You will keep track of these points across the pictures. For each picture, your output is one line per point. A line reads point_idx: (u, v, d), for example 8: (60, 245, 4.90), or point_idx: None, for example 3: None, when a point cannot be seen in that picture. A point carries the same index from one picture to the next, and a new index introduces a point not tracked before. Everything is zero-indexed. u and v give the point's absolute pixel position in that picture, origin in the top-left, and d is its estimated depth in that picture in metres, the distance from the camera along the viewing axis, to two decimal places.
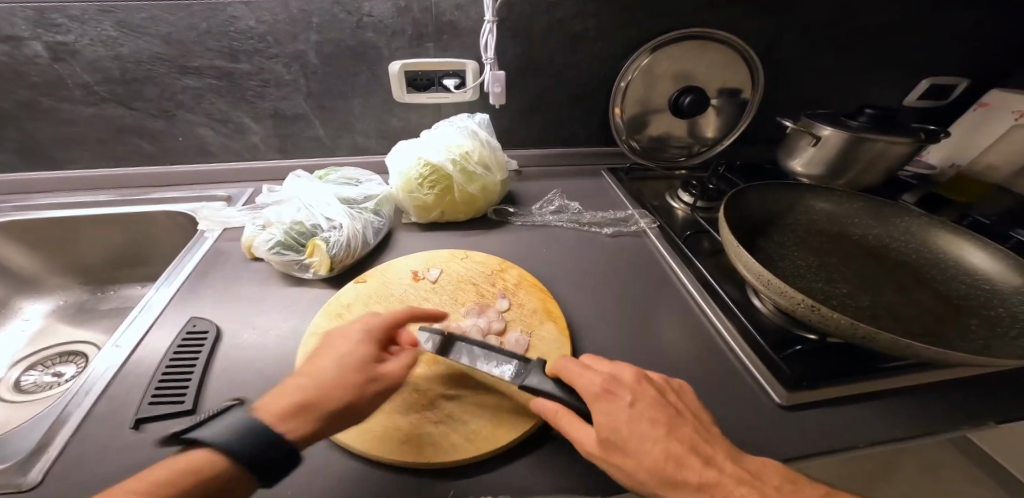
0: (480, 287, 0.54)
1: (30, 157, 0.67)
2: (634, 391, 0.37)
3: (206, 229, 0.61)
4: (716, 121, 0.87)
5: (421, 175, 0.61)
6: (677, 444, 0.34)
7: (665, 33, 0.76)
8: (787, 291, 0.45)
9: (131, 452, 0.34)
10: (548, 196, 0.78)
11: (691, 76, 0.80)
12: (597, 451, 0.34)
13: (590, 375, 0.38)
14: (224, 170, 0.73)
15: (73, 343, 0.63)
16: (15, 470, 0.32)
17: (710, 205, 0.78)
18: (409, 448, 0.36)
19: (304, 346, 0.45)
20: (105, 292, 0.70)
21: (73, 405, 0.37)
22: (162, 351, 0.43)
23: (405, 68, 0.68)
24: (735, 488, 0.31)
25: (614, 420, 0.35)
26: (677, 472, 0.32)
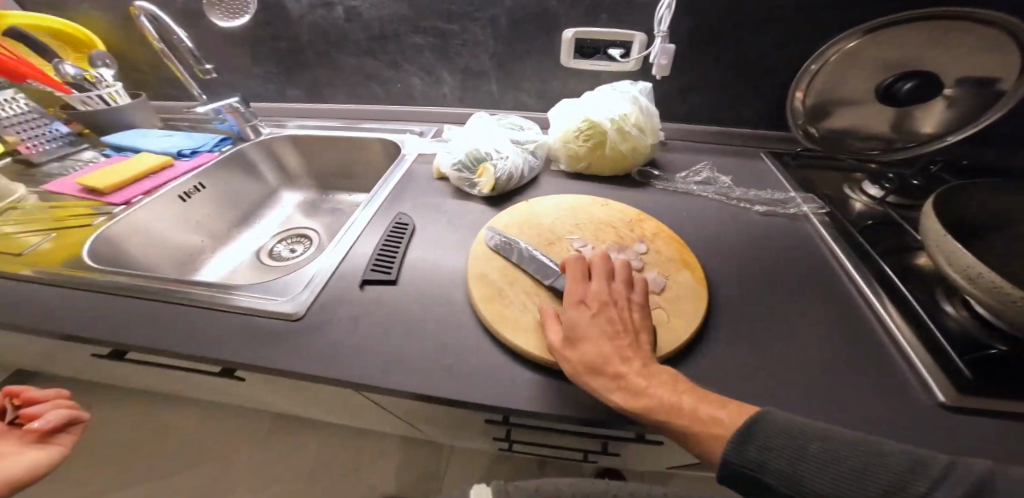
0: (621, 231, 0.58)
1: (309, 94, 0.95)
2: (615, 312, 0.41)
3: (407, 153, 0.78)
4: (943, 114, 0.68)
5: (580, 129, 0.67)
6: (620, 348, 0.38)
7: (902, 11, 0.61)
8: (999, 286, 0.39)
9: (359, 303, 0.49)
10: (696, 167, 0.78)
11: (921, 61, 0.63)
12: (555, 346, 0.40)
13: (578, 289, 0.44)
14: (420, 112, 0.91)
15: (304, 229, 0.90)
16: (287, 302, 0.49)
17: (905, 205, 0.67)
18: (553, 351, 0.42)
19: (474, 252, 0.53)
20: (326, 196, 0.96)
21: (321, 265, 0.54)
22: (371, 244, 0.58)
23: (577, 35, 0.74)
24: (643, 384, 0.35)
25: (576, 319, 0.41)
26: (605, 365, 0.37)
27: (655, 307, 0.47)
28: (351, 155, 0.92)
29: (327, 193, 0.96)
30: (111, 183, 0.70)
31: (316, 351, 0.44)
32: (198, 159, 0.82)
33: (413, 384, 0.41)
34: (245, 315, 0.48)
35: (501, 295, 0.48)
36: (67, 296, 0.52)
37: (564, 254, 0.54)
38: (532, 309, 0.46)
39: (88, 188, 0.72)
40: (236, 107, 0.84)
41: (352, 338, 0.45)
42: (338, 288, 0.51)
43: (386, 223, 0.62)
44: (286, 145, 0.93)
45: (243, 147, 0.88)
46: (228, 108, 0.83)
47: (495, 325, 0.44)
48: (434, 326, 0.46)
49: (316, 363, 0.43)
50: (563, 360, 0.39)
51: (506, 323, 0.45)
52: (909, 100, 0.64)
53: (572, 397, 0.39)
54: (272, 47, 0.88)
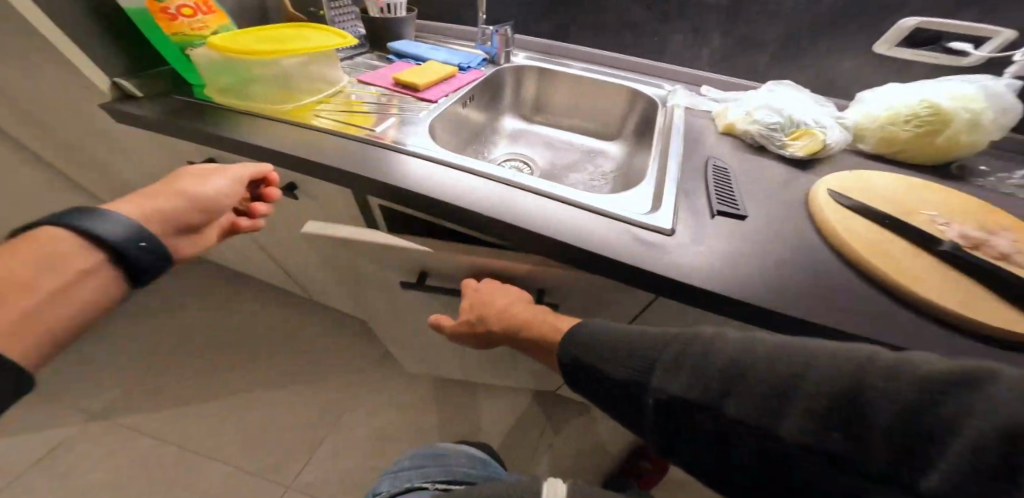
0: (981, 217, 0.55)
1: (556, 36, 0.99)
2: (914, 253, 0.49)
3: (674, 104, 0.81)
4: None
5: (917, 113, 0.63)
6: (962, 285, 0.45)
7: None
8: None
9: (720, 229, 0.54)
10: (1014, 172, 0.69)
11: None
12: (907, 284, 0.45)
13: (870, 234, 0.52)
14: (670, 70, 0.91)
15: (525, 155, 0.98)
16: (651, 217, 0.55)
17: None
18: (973, 310, 0.43)
19: (829, 211, 0.55)
20: (530, 126, 1.02)
21: (665, 193, 0.59)
22: (699, 180, 0.63)
23: (918, 25, 0.70)
24: (1004, 310, 0.43)
25: (906, 260, 0.48)
26: (963, 296, 0.44)
27: None
28: (592, 99, 0.95)
29: (530, 123, 1.02)
30: (427, 80, 0.82)
31: (709, 270, 0.48)
32: (472, 74, 0.91)
33: (824, 318, 0.43)
34: (619, 222, 0.54)
35: (886, 254, 0.49)
36: (443, 174, 0.61)
37: (931, 226, 0.53)
38: (929, 271, 0.47)
39: (401, 85, 0.83)
40: (506, 31, 0.92)
41: (733, 255, 0.50)
42: (693, 218, 0.56)
43: (698, 165, 0.66)
44: (534, 77, 0.99)
45: (500, 69, 0.95)
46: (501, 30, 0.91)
47: (900, 279, 0.45)
48: (813, 271, 0.49)
49: (716, 278, 0.47)
50: (919, 293, 0.44)
51: (909, 278, 0.46)
52: None
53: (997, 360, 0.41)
54: None
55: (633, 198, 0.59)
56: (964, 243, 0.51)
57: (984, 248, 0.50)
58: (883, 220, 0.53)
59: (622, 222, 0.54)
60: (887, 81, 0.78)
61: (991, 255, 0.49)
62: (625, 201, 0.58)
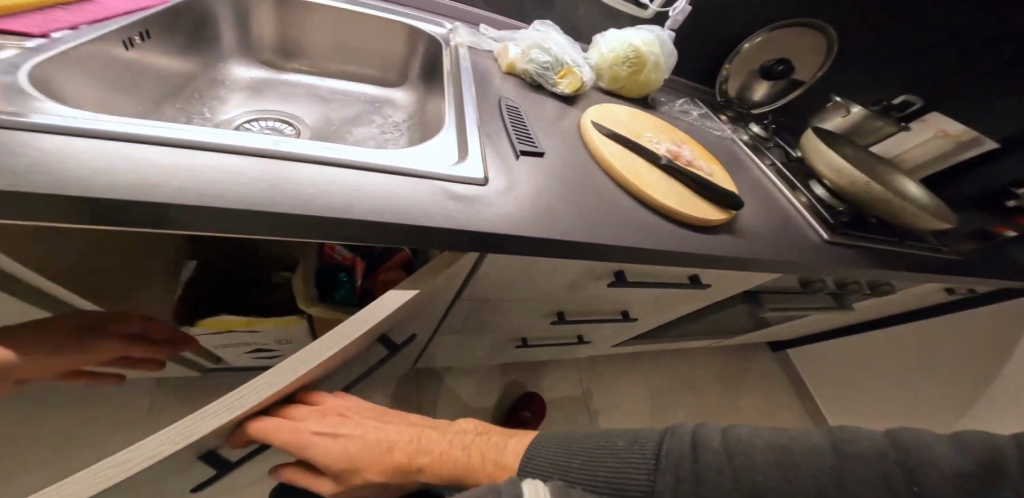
0: (673, 132, 0.76)
1: None
2: (663, 170, 0.64)
3: (457, 43, 0.78)
4: (771, 89, 1.06)
5: (627, 56, 0.80)
6: (692, 191, 0.64)
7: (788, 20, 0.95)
8: (852, 174, 0.76)
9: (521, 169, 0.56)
10: (677, 101, 0.95)
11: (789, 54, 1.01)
12: (679, 208, 0.60)
13: (642, 167, 0.63)
14: (443, 3, 0.87)
15: (285, 113, 0.81)
16: (463, 169, 0.51)
17: (767, 135, 0.98)
18: (685, 206, 0.60)
19: (595, 140, 0.65)
20: (279, 76, 0.86)
21: (467, 142, 0.56)
22: (499, 122, 0.63)
23: None
24: (716, 204, 0.64)
25: (666, 186, 0.62)
26: (699, 203, 0.62)
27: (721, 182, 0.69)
28: (357, 34, 0.83)
29: (279, 72, 0.86)
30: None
31: (523, 212, 0.50)
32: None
33: (595, 235, 0.52)
34: (425, 178, 0.48)
35: (634, 172, 0.61)
36: (155, 150, 0.39)
37: (651, 145, 0.69)
38: (655, 178, 0.62)
39: None
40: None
41: (539, 196, 0.53)
42: (493, 163, 0.56)
43: (490, 108, 0.66)
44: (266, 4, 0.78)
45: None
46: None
47: (643, 192, 0.59)
48: (589, 195, 0.58)
49: (530, 221, 0.49)
50: (686, 214, 0.60)
51: (647, 186, 0.60)
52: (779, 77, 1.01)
53: (685, 236, 0.59)
54: None
55: (440, 148, 0.54)
56: (671, 155, 0.69)
57: (680, 157, 0.70)
58: (620, 142, 0.66)
59: (428, 179, 0.48)
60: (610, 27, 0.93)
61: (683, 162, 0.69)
62: (422, 155, 0.52)
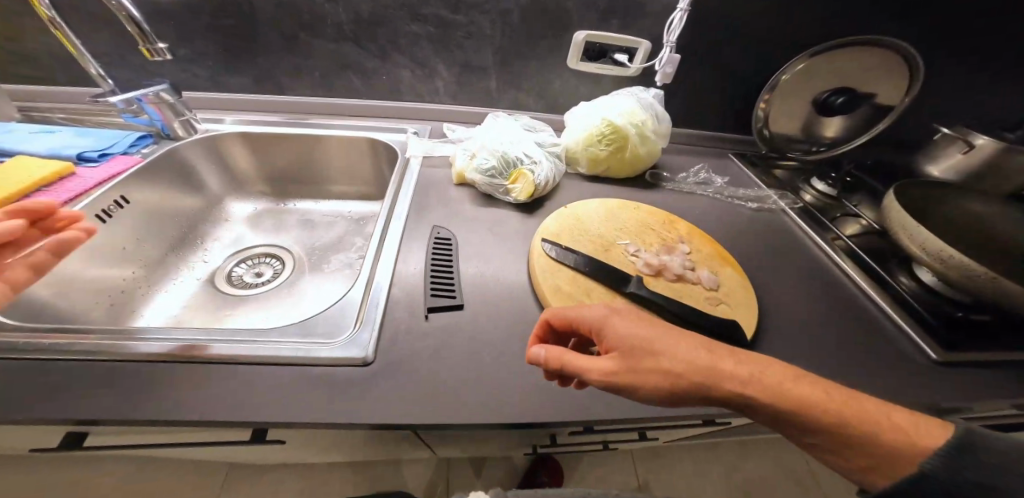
0: (661, 233, 0.59)
1: (267, 84, 0.82)
2: (627, 310, 0.40)
3: (411, 154, 0.70)
4: (837, 122, 0.83)
5: (602, 133, 0.66)
6: (712, 349, 0.37)
7: (844, 39, 0.74)
8: (966, 262, 0.49)
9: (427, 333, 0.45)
10: (693, 167, 0.77)
11: (851, 76, 0.78)
12: (675, 375, 0.35)
13: (594, 309, 0.40)
14: (407, 109, 0.83)
15: (272, 247, 0.76)
16: (342, 346, 0.43)
17: (834, 194, 0.73)
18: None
19: (539, 267, 0.52)
20: (284, 205, 0.83)
21: (368, 298, 0.48)
22: (420, 257, 0.54)
23: (588, 38, 0.74)
24: (748, 373, 0.35)
25: (629, 330, 0.38)
26: (719, 368, 0.35)
27: (722, 305, 0.50)
28: (321, 153, 0.80)
29: (284, 200, 0.83)
30: None
31: (409, 398, 0.40)
32: (110, 164, 0.65)
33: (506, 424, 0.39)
34: (291, 365, 0.41)
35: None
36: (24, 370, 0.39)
37: (623, 260, 0.54)
38: None
39: None
40: (162, 96, 0.69)
41: (435, 372, 0.42)
42: (400, 323, 0.46)
43: (422, 236, 0.57)
44: (235, 143, 0.78)
45: (173, 148, 0.72)
46: (148, 97, 0.68)
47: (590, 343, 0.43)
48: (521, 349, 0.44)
49: (408, 410, 0.39)
50: (651, 391, 0.36)
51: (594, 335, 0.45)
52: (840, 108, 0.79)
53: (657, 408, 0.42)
54: (223, 26, 0.73)
55: (327, 315, 0.46)
56: (648, 271, 0.53)
57: (663, 272, 0.53)
58: (573, 267, 0.52)
59: (297, 364, 0.41)
60: (592, 94, 0.82)
61: (670, 279, 0.53)
62: (302, 327, 0.45)
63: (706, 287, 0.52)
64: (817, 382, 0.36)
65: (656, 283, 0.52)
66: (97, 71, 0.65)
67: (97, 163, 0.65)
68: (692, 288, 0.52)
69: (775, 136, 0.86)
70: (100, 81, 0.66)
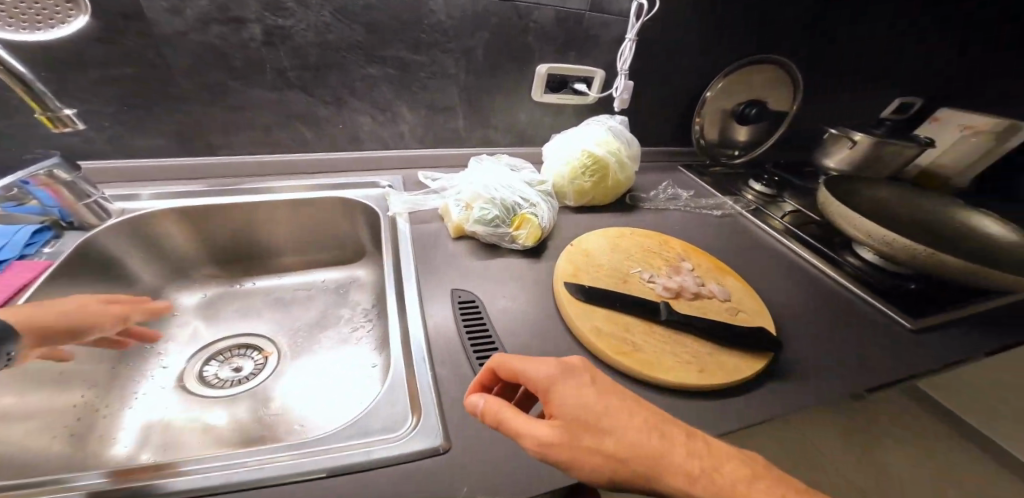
0: (664, 254, 0.64)
1: (194, 145, 0.69)
2: (595, 374, 0.35)
3: (395, 211, 0.66)
4: (754, 127, 0.98)
5: (585, 164, 0.68)
6: (657, 428, 0.33)
7: (746, 58, 0.87)
8: (905, 243, 0.61)
9: None
10: (660, 184, 0.86)
11: (757, 90, 0.93)
12: (604, 457, 0.31)
13: (545, 367, 0.35)
14: (370, 157, 0.77)
15: (248, 337, 0.65)
16: (410, 440, 0.38)
17: (770, 193, 0.89)
18: (708, 374, 0.46)
19: (573, 311, 0.52)
20: (241, 285, 0.72)
21: (416, 379, 0.44)
22: (452, 323, 0.51)
23: (550, 70, 0.75)
24: (687, 462, 0.31)
25: (578, 399, 0.33)
26: (658, 450, 0.31)
27: (737, 311, 0.56)
28: (280, 219, 0.71)
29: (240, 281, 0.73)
30: None
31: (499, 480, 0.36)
32: (6, 276, 0.50)
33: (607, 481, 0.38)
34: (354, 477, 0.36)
35: (630, 345, 0.48)
36: None
37: (644, 288, 0.57)
38: (662, 347, 0.49)
39: None
40: (56, 175, 0.55)
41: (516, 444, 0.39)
42: (460, 403, 0.43)
43: (445, 299, 0.54)
44: (169, 223, 0.66)
45: (87, 239, 0.58)
46: (37, 178, 0.54)
47: (652, 374, 0.46)
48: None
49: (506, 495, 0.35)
50: (585, 468, 0.31)
51: (653, 366, 0.46)
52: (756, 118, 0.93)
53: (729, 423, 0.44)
54: (123, 79, 0.60)
55: (378, 409, 0.41)
56: (668, 294, 0.57)
57: (682, 293, 0.57)
58: (608, 304, 0.53)
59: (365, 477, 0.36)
60: (556, 123, 0.84)
61: (689, 298, 0.57)
62: (357, 429, 0.39)
63: (721, 299, 0.57)
64: (769, 487, 0.31)
65: (679, 304, 0.56)
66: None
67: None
68: (708, 301, 0.57)
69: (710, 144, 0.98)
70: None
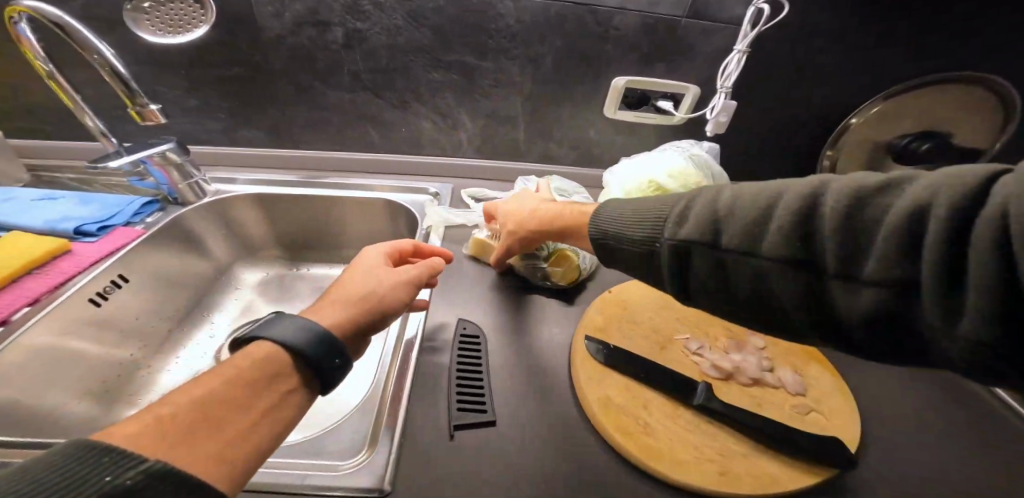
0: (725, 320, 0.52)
1: (279, 137, 0.75)
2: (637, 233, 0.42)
3: (429, 226, 0.64)
4: (922, 170, 0.72)
5: (650, 199, 0.57)
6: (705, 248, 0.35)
7: (911, 79, 0.65)
8: None
9: (454, 458, 0.37)
10: None
11: (938, 121, 0.67)
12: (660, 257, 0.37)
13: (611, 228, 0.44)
14: (427, 163, 0.76)
15: None
16: (353, 476, 0.35)
17: None
18: (731, 481, 0.35)
19: (581, 369, 0.44)
20: (296, 269, 0.78)
21: (387, 403, 0.41)
22: (444, 349, 0.47)
23: (628, 84, 0.65)
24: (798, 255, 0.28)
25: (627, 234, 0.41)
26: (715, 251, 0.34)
27: (813, 413, 0.42)
28: (339, 215, 0.75)
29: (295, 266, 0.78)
30: None
31: None
32: (108, 239, 0.59)
33: None
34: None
35: (640, 425, 0.40)
36: None
37: (684, 359, 0.47)
38: (685, 438, 0.39)
39: None
40: (168, 157, 0.63)
41: None
42: (422, 447, 0.38)
43: (449, 322, 0.50)
44: (248, 206, 0.73)
45: (178, 215, 0.67)
46: (153, 159, 0.62)
47: (656, 465, 0.36)
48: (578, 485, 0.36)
49: None
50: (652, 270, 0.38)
51: (664, 457, 0.37)
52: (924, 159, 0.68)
53: None
54: (233, 76, 0.67)
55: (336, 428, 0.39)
56: (717, 375, 0.45)
57: (736, 376, 0.45)
58: (631, 368, 0.45)
59: None
60: (630, 144, 0.74)
61: (744, 383, 0.45)
62: (311, 445, 0.38)
63: (793, 394, 0.43)
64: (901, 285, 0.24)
65: (728, 389, 0.44)
66: (95, 123, 0.58)
67: (94, 238, 0.60)
68: (771, 393, 0.44)
69: None
70: (103, 138, 0.60)
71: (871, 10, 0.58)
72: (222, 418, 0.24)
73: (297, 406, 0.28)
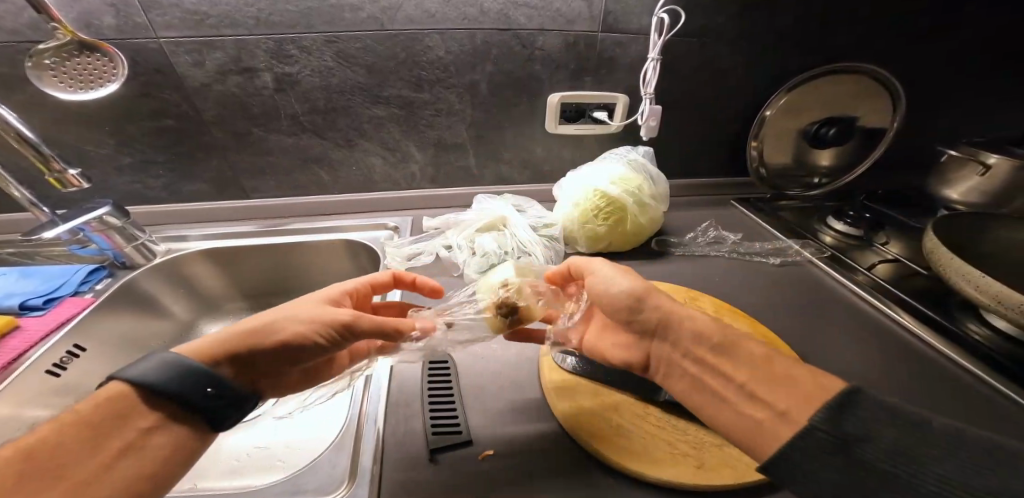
0: None
1: (227, 189, 0.74)
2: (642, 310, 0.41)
3: (390, 265, 0.62)
4: (839, 149, 0.79)
5: (597, 207, 0.60)
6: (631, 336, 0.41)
7: (817, 66, 0.72)
8: None
9: (436, 483, 0.37)
10: (701, 226, 0.75)
11: (839, 103, 0.75)
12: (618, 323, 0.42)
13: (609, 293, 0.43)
14: (383, 199, 0.77)
15: None
16: None
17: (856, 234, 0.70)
18: (707, 472, 0.37)
19: (551, 381, 0.45)
20: None
21: (363, 439, 0.40)
22: (416, 378, 0.47)
23: (563, 100, 0.69)
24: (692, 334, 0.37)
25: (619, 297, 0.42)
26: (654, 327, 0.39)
27: None
28: (305, 260, 0.73)
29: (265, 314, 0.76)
30: None
31: None
32: (56, 312, 0.55)
33: None
34: None
35: (613, 428, 0.41)
36: None
37: None
38: (657, 437, 0.40)
39: None
40: (107, 221, 0.59)
41: None
42: (402, 474, 0.38)
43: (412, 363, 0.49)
44: (202, 261, 0.71)
45: (129, 279, 0.63)
46: (91, 224, 0.58)
47: (633, 466, 0.38)
48: (561, 486, 0.37)
49: None
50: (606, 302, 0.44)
51: (636, 457, 0.38)
52: (836, 141, 0.76)
53: None
54: (167, 128, 0.65)
55: (316, 467, 0.38)
56: None
57: None
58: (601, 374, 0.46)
59: None
60: (576, 155, 0.78)
61: None
62: (287, 487, 0.37)
63: None
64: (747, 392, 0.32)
65: None
66: (23, 193, 0.55)
67: (42, 311, 0.55)
68: None
69: (774, 171, 0.81)
70: (34, 209, 0.56)
71: (762, 10, 0.65)
72: (108, 435, 0.30)
73: (181, 430, 0.33)
